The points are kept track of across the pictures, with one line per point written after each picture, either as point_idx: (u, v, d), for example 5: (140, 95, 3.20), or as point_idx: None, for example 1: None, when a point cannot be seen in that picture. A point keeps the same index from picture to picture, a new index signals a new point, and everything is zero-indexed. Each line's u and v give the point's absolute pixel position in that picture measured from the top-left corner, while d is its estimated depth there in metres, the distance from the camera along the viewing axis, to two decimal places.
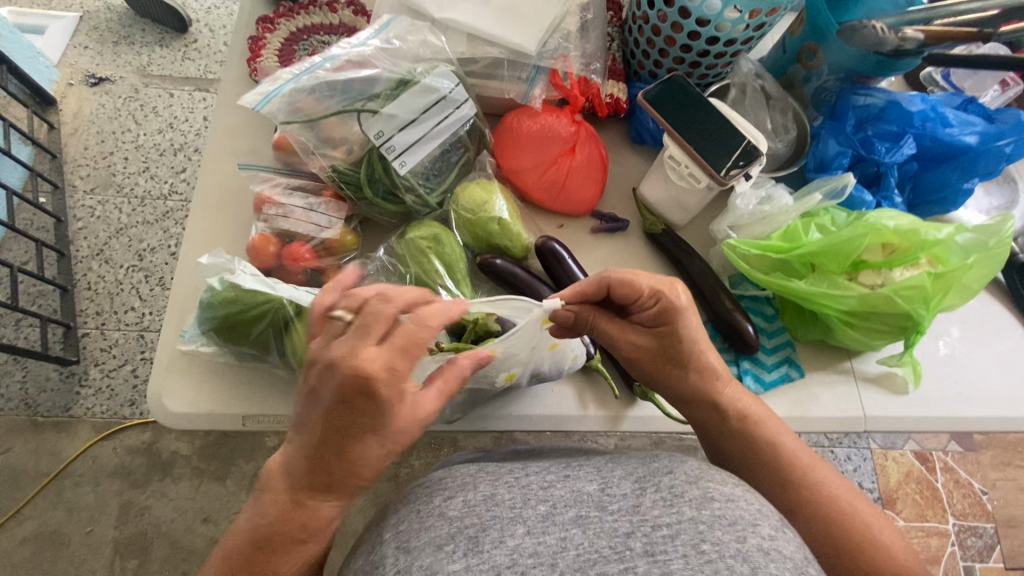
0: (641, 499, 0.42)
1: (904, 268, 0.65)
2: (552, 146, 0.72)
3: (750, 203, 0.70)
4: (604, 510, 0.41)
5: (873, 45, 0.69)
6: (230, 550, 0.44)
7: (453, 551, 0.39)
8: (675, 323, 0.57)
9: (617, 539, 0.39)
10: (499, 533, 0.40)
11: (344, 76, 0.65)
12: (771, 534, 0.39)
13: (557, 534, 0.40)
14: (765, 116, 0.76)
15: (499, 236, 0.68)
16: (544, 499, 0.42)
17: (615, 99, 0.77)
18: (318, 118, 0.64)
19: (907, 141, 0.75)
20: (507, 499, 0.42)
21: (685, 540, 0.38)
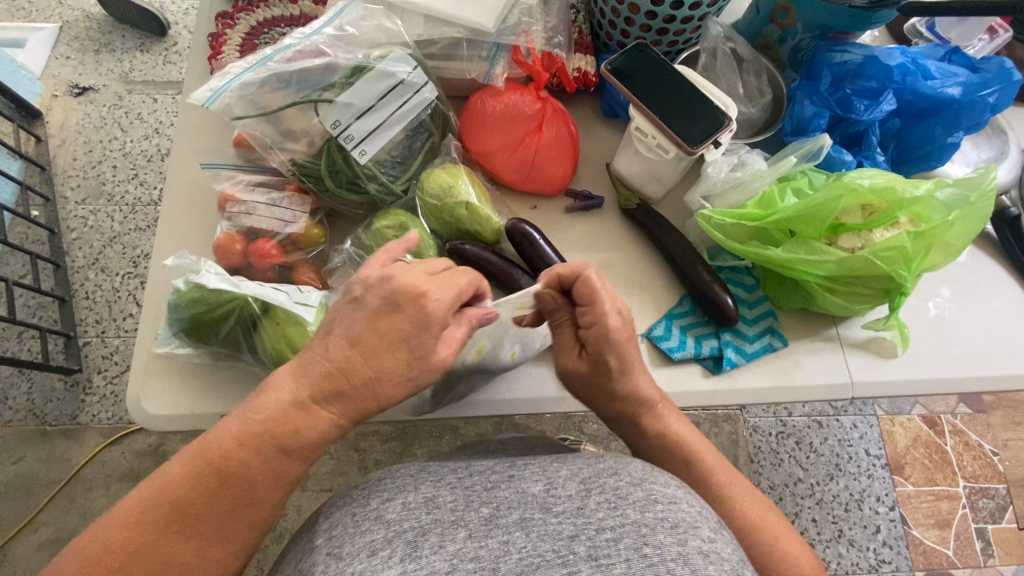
0: (585, 502, 0.44)
1: (884, 229, 0.63)
2: (518, 125, 0.70)
3: (722, 171, 0.68)
4: (548, 511, 0.44)
5: None
6: (137, 515, 0.43)
7: (389, 557, 0.40)
8: (609, 348, 0.56)
9: (560, 542, 0.42)
10: (439, 539, 0.42)
11: (298, 67, 0.63)
12: (710, 536, 0.42)
13: (500, 538, 0.42)
14: (737, 81, 0.74)
15: (468, 220, 0.67)
16: (488, 502, 0.45)
17: (582, 73, 0.75)
18: (274, 111, 0.63)
19: (887, 97, 0.72)
20: (447, 502, 0.44)
21: (628, 544, 0.41)
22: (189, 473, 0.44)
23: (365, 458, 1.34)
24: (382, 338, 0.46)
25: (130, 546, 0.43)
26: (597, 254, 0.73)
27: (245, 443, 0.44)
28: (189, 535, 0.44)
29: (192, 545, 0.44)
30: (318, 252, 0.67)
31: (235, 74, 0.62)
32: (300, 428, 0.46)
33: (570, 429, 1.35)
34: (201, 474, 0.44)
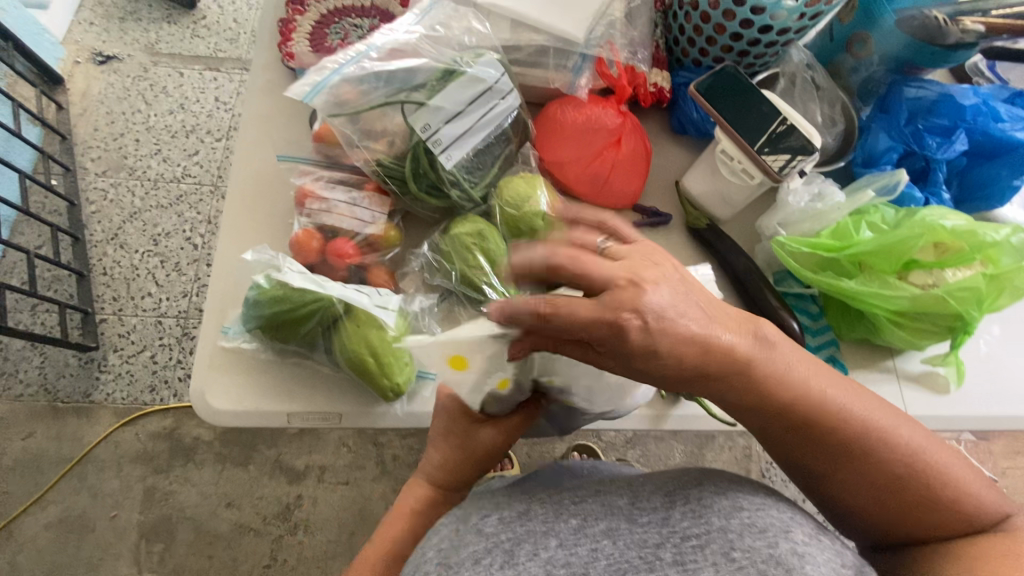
0: (670, 512, 0.46)
1: (958, 269, 0.63)
2: (599, 139, 0.70)
3: (802, 201, 0.67)
4: (634, 522, 0.46)
5: (931, 35, 0.69)
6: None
7: (491, 564, 0.44)
8: (629, 337, 0.44)
9: (647, 549, 0.44)
10: (532, 547, 0.44)
11: (390, 67, 0.63)
12: (804, 540, 0.44)
13: (588, 545, 0.44)
14: (815, 107, 0.74)
15: (543, 231, 0.66)
16: (575, 513, 0.47)
17: (659, 88, 0.76)
18: (361, 110, 0.62)
19: (959, 136, 0.73)
20: (540, 515, 0.47)
21: (716, 549, 0.43)
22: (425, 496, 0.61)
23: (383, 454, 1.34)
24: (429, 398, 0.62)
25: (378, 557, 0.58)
26: None
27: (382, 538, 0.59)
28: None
29: None
30: (392, 255, 0.66)
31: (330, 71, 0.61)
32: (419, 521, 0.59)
33: (588, 435, 1.35)
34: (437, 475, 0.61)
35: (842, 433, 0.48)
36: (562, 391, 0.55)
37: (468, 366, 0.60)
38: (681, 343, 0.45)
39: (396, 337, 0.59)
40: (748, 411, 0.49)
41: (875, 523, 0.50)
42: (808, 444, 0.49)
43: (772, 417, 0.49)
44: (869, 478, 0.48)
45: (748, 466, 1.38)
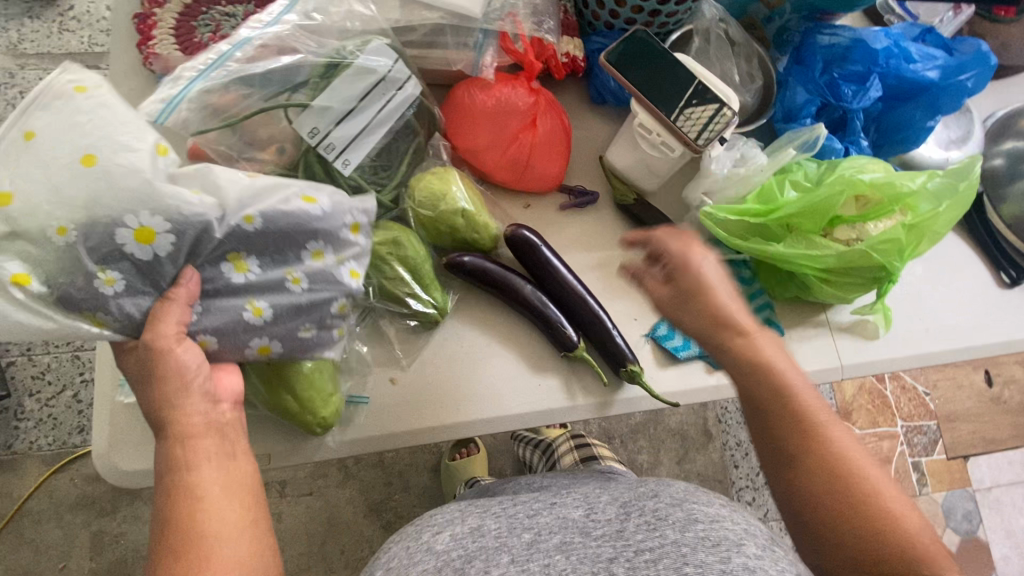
0: (625, 525, 0.50)
1: (878, 220, 0.64)
2: (511, 121, 0.65)
3: (725, 166, 0.65)
4: (588, 535, 0.50)
5: None
6: None
7: None
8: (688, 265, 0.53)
9: (600, 564, 0.47)
10: (484, 565, 0.48)
11: (260, 67, 0.54)
12: (755, 552, 0.48)
13: (541, 561, 0.48)
14: (731, 66, 0.72)
15: (464, 230, 0.62)
16: (529, 528, 0.51)
17: (571, 58, 0.71)
18: (237, 120, 0.55)
19: (873, 82, 0.72)
20: (492, 529, 0.51)
21: (668, 562, 0.46)
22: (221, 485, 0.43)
23: (345, 458, 1.31)
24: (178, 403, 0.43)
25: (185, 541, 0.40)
26: (596, 252, 0.72)
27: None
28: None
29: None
30: None
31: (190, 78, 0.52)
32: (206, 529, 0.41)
33: None
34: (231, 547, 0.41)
35: (769, 384, 0.50)
36: (298, 259, 0.50)
37: (96, 168, 0.43)
38: (709, 297, 0.52)
39: (312, 370, 0.54)
40: (727, 355, 0.52)
41: (842, 548, 0.47)
42: (773, 414, 0.50)
43: (757, 373, 0.51)
44: (812, 460, 0.48)
45: (706, 416, 1.43)
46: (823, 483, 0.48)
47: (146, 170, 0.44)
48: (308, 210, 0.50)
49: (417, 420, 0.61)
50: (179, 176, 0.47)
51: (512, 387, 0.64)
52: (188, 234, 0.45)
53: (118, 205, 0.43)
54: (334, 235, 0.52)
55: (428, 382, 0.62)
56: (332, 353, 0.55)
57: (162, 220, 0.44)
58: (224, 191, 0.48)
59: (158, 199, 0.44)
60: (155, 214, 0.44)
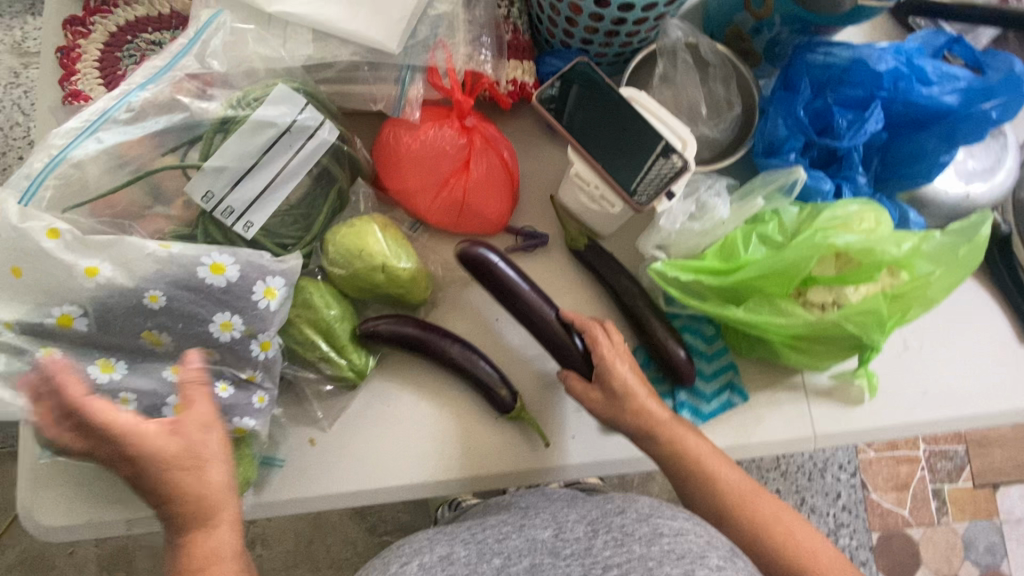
0: (593, 542, 0.45)
1: (860, 284, 0.55)
2: (439, 162, 0.59)
3: (676, 221, 0.58)
4: (558, 555, 0.45)
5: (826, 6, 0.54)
6: None
7: None
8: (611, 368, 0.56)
9: None
10: None
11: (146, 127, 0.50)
12: (719, 564, 0.43)
13: None
14: (699, 95, 0.62)
15: (386, 286, 0.58)
16: (499, 552, 0.46)
17: (519, 85, 0.62)
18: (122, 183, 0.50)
19: (874, 111, 0.61)
20: (462, 557, 0.46)
21: None
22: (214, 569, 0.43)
23: None
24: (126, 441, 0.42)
25: None
26: None
27: None
28: None
29: None
30: None
31: (55, 154, 0.48)
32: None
33: None
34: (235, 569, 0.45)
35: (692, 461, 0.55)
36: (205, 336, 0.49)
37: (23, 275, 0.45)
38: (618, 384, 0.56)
39: None
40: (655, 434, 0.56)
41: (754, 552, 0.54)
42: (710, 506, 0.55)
43: (687, 476, 0.56)
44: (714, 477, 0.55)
45: None
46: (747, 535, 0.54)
47: (50, 251, 0.45)
48: (215, 282, 0.49)
49: (337, 483, 0.59)
50: (87, 247, 0.46)
51: (440, 450, 0.60)
52: (104, 310, 0.46)
53: (48, 292, 0.46)
54: (245, 300, 0.50)
55: (351, 442, 0.60)
56: (254, 423, 0.52)
57: (80, 304, 0.46)
58: (134, 265, 0.47)
59: (65, 282, 0.46)
60: (70, 302, 0.46)
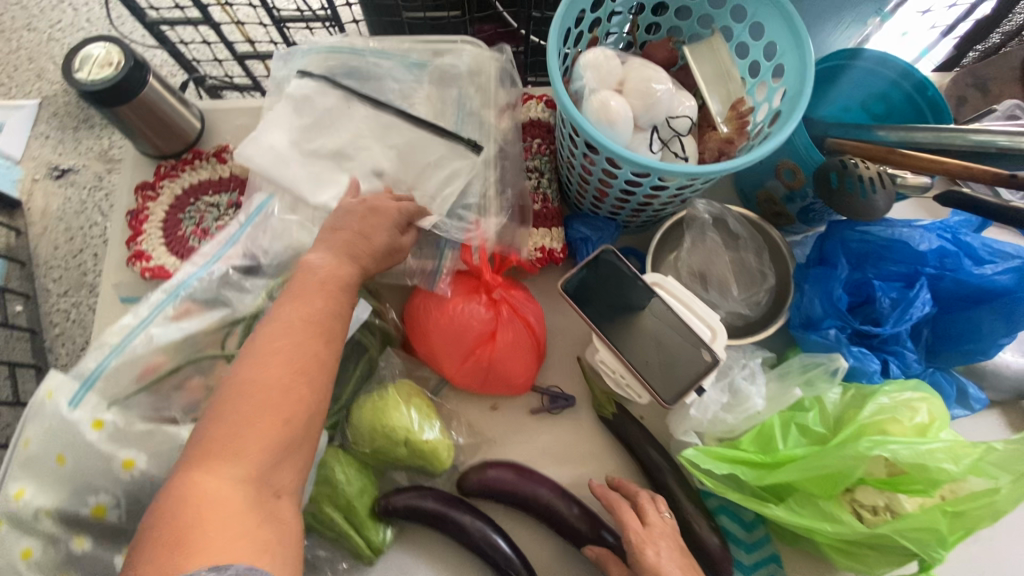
0: None
1: (913, 493, 0.51)
2: (465, 335, 0.60)
3: (709, 411, 0.56)
4: None
5: (863, 211, 0.51)
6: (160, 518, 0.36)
7: None
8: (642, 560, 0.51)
9: None
10: None
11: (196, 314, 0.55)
12: None
13: None
14: (728, 267, 0.62)
15: (407, 456, 0.58)
16: None
17: (545, 251, 0.65)
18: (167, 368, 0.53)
19: (921, 289, 0.58)
20: None
21: None
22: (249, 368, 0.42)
23: None
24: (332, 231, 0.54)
25: (210, 437, 0.40)
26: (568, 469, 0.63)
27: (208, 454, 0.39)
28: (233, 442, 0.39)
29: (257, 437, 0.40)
30: None
31: (110, 351, 0.52)
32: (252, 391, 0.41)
33: None
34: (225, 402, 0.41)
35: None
36: None
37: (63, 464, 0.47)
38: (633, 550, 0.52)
39: None
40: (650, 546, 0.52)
41: None
42: None
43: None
44: None
45: None
46: None
47: (89, 443, 0.48)
48: None
49: None
50: (127, 437, 0.49)
51: None
52: (136, 500, 0.48)
53: (82, 484, 0.47)
54: None
55: None
56: None
57: (113, 494, 0.48)
58: (167, 456, 0.49)
59: (103, 474, 0.47)
60: (104, 493, 0.48)
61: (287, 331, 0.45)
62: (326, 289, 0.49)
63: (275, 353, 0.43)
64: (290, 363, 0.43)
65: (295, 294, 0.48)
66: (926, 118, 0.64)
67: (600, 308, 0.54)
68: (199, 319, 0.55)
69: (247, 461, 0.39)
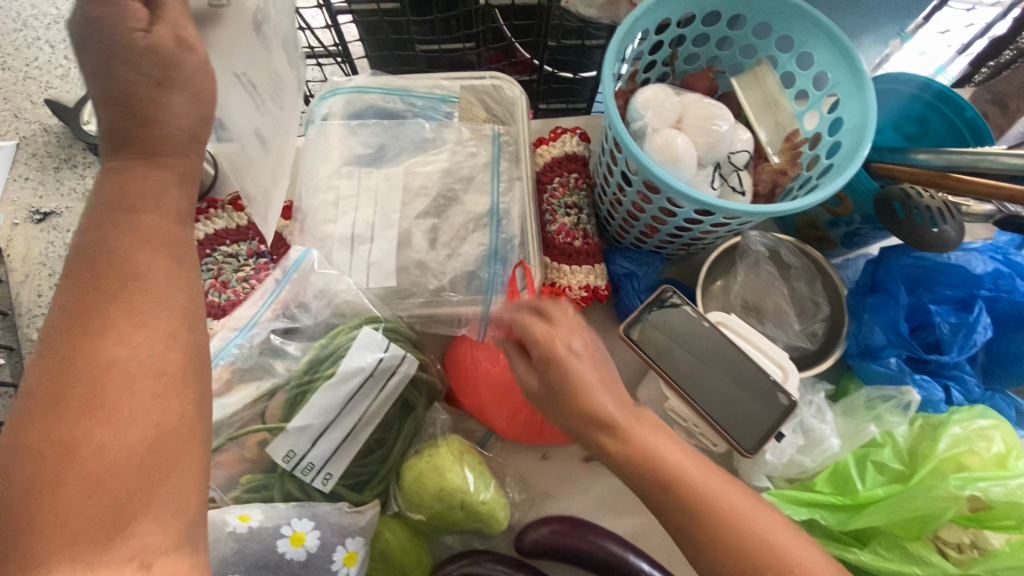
0: None
1: (1000, 530, 0.49)
2: (518, 386, 0.57)
3: (785, 455, 0.53)
4: None
5: (935, 245, 0.52)
6: None
7: None
8: None
9: None
10: None
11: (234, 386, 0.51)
12: None
13: None
14: (783, 299, 0.60)
15: (466, 521, 0.54)
16: None
17: (592, 288, 0.61)
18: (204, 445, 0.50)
19: (981, 311, 0.57)
20: None
21: None
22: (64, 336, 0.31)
23: None
24: (131, 166, 0.34)
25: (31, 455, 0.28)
26: (627, 520, 0.60)
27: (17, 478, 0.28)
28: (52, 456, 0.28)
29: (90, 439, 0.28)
30: None
31: None
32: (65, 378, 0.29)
33: None
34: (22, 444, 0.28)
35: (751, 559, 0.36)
36: None
37: None
38: None
39: None
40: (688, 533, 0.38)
41: None
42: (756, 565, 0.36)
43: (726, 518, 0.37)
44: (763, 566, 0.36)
45: None
46: None
47: None
48: (295, 555, 0.47)
49: None
50: None
51: None
52: None
53: None
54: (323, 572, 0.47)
55: None
56: None
57: None
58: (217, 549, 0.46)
59: None
60: None
61: (94, 271, 0.32)
62: (150, 246, 0.34)
63: (99, 362, 0.30)
64: (133, 376, 0.30)
65: (74, 264, 0.33)
66: (966, 140, 0.63)
67: (653, 354, 0.52)
68: (242, 390, 0.51)
69: (70, 481, 0.28)
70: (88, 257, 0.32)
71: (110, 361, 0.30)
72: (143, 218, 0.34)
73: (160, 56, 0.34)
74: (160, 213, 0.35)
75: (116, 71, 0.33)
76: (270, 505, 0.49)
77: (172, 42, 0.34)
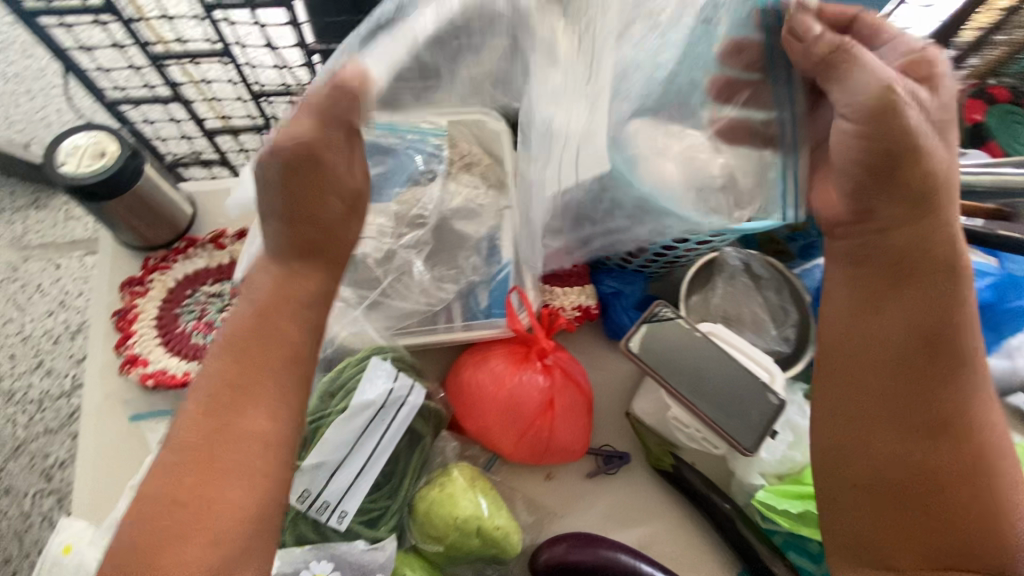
0: None
1: None
2: (524, 407, 0.58)
3: (776, 452, 0.58)
4: None
5: None
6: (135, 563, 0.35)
7: None
8: None
9: None
10: None
11: None
12: None
13: None
14: (756, 309, 0.65)
15: (480, 549, 0.53)
16: None
17: (582, 308, 0.66)
18: None
19: None
20: None
21: None
22: (222, 386, 0.40)
23: None
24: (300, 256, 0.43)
25: (186, 479, 0.37)
26: (634, 531, 0.61)
27: (179, 486, 0.37)
28: (209, 478, 0.37)
29: (243, 467, 0.38)
30: None
31: None
32: (229, 418, 0.39)
33: None
34: (145, 528, 0.36)
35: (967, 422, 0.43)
36: None
37: None
38: None
39: None
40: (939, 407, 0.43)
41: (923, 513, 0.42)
42: (948, 429, 0.42)
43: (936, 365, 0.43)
44: (959, 436, 0.42)
45: None
46: (940, 472, 0.42)
47: None
48: None
49: None
50: None
51: None
52: None
53: None
54: None
55: None
56: None
57: None
58: None
59: None
60: None
61: (241, 348, 0.42)
62: (291, 328, 0.43)
63: (244, 433, 0.39)
64: (269, 428, 0.40)
65: (221, 348, 0.41)
66: None
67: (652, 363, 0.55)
68: None
69: (220, 498, 0.37)
70: (235, 346, 0.41)
71: (249, 412, 0.40)
72: (284, 309, 0.43)
73: (320, 155, 0.41)
74: (310, 296, 0.44)
75: (299, 185, 0.42)
76: (287, 550, 0.49)
77: (344, 139, 0.42)
